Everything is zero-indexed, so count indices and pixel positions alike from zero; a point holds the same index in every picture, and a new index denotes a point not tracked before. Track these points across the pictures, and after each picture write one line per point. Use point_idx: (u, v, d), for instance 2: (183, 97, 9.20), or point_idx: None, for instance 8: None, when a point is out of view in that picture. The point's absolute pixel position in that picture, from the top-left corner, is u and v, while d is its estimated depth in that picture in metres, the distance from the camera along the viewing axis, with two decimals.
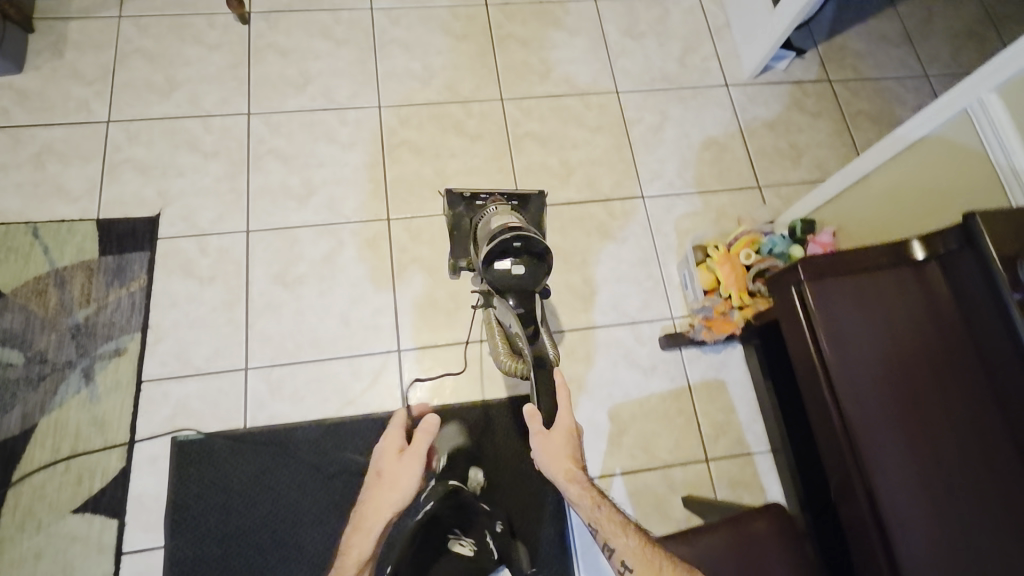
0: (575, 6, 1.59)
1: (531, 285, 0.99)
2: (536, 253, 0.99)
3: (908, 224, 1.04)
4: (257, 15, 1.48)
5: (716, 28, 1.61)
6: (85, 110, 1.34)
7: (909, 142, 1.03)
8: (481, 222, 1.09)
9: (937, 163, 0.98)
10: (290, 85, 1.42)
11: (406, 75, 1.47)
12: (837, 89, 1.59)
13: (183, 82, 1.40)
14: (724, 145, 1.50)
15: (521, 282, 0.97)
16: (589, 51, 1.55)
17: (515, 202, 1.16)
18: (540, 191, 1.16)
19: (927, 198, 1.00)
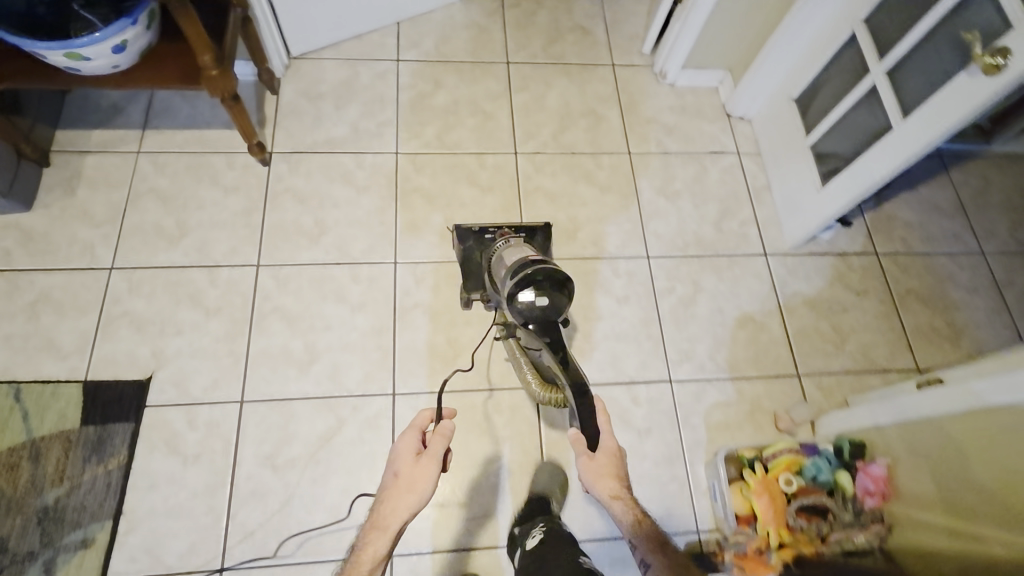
0: (607, 158, 1.55)
1: (558, 315, 1.02)
2: (556, 284, 1.02)
3: (973, 500, 0.89)
4: (280, 156, 1.44)
5: (755, 190, 1.55)
6: (89, 255, 1.29)
7: (982, 403, 0.89)
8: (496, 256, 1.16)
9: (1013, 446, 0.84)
10: (304, 235, 1.37)
11: (426, 228, 1.41)
12: (885, 264, 1.49)
13: (194, 228, 1.35)
14: (761, 323, 1.39)
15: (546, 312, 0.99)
16: (620, 210, 1.49)
17: (523, 234, 1.27)
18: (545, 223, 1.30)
19: (1000, 478, 0.85)
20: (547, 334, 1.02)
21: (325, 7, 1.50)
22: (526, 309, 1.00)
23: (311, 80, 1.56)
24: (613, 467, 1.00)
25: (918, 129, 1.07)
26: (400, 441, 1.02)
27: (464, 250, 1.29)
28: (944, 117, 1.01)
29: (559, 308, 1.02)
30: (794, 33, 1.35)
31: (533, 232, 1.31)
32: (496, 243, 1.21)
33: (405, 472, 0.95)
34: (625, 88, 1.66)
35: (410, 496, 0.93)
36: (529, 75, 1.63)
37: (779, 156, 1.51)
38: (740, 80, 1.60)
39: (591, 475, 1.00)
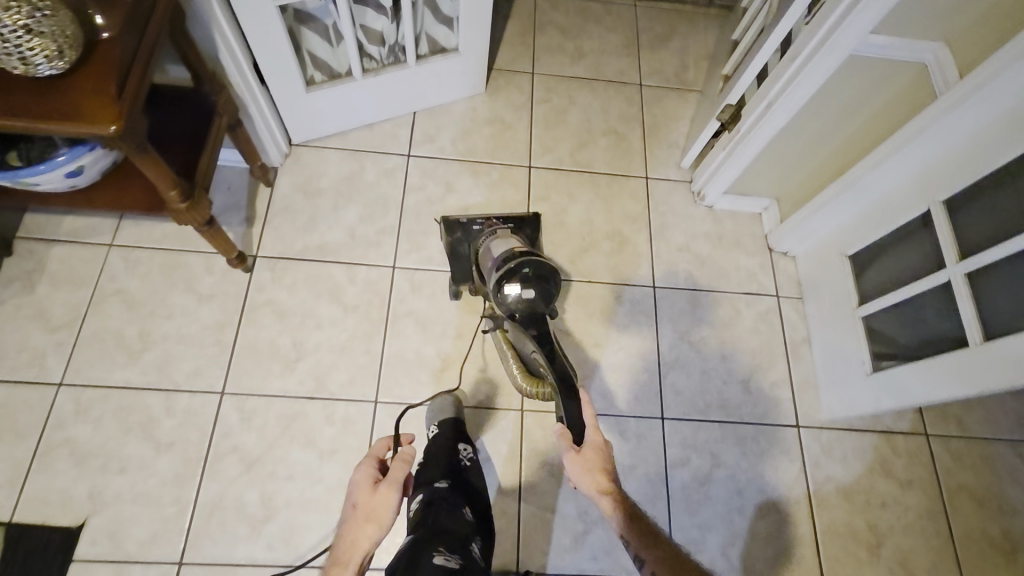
0: (628, 291, 1.38)
1: (545, 309, 1.00)
2: (542, 275, 0.99)
3: None
4: (265, 261, 1.31)
5: (793, 344, 1.36)
6: (38, 366, 1.16)
7: None
8: (483, 248, 1.13)
9: None
10: (279, 360, 1.22)
11: (416, 362, 1.26)
12: (934, 448, 1.29)
13: (158, 341, 1.21)
14: (786, 515, 1.21)
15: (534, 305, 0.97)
16: (637, 356, 1.32)
17: (513, 224, 1.21)
18: (537, 215, 1.19)
19: None
20: (535, 326, 1.01)
21: (332, 100, 1.36)
22: (511, 304, 0.98)
23: (311, 173, 1.42)
24: (601, 461, 0.92)
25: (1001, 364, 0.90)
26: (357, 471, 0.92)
27: (451, 243, 1.23)
28: None
29: (546, 302, 0.99)
30: (860, 191, 1.16)
31: (522, 222, 1.20)
32: (484, 236, 1.17)
33: (365, 503, 0.86)
34: (657, 206, 1.49)
35: (368, 526, 0.83)
36: (552, 184, 1.47)
37: (823, 311, 1.33)
38: (788, 215, 1.41)
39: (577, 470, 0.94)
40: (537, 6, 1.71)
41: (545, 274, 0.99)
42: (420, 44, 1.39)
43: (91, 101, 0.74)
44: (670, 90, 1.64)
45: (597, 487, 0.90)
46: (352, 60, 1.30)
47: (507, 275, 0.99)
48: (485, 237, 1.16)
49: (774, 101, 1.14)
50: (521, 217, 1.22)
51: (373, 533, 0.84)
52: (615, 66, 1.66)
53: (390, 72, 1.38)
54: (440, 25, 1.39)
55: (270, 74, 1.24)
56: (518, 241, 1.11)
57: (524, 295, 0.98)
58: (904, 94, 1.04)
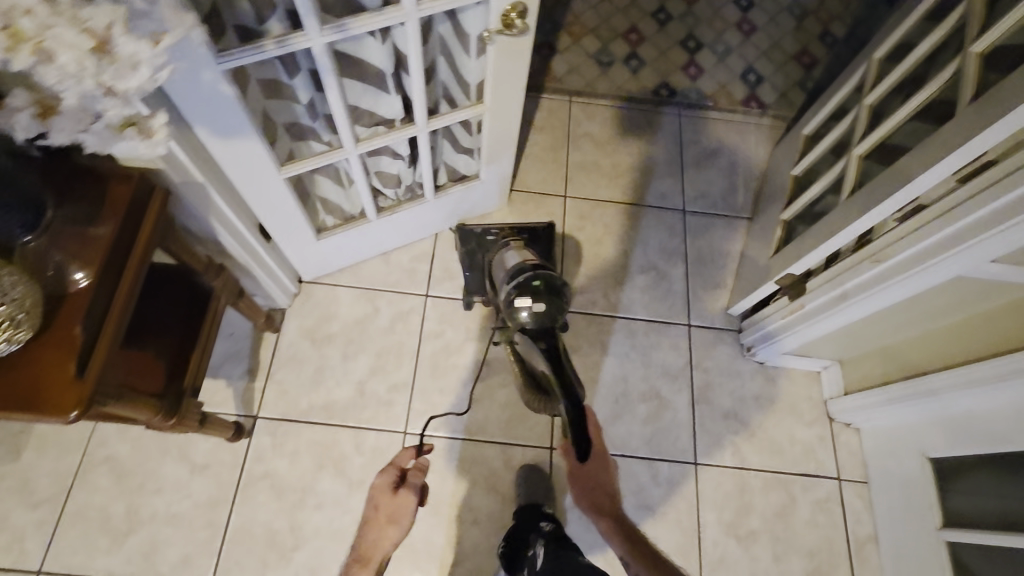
0: (666, 469, 1.22)
1: (556, 323, 0.98)
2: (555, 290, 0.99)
3: None
4: (265, 424, 1.20)
5: (857, 541, 1.18)
6: (16, 550, 1.07)
7: None
8: (500, 260, 1.14)
9: None
10: (276, 547, 1.11)
11: (426, 551, 1.14)
12: None
13: (145, 522, 1.11)
14: None
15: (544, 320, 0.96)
16: (674, 550, 1.17)
17: (526, 235, 1.24)
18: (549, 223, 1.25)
19: None
20: (545, 341, 0.97)
21: (343, 241, 1.25)
22: (521, 319, 0.97)
23: (321, 316, 1.30)
24: (599, 481, 0.96)
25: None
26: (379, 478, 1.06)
27: (463, 248, 1.28)
28: None
29: (556, 315, 0.98)
30: (954, 399, 0.98)
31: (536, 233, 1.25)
32: (499, 246, 1.21)
33: (384, 505, 1.00)
34: (701, 361, 1.32)
35: (390, 526, 0.98)
36: (584, 333, 1.33)
37: (894, 513, 1.15)
38: (854, 386, 1.23)
39: (580, 486, 0.98)
40: (574, 115, 1.55)
41: (554, 286, 0.99)
42: (438, 175, 1.27)
43: (46, 383, 0.62)
44: (719, 217, 1.47)
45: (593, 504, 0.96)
46: (366, 204, 1.19)
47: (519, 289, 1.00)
48: (498, 252, 1.19)
49: (850, 295, 0.97)
50: (534, 228, 1.26)
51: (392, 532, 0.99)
52: (658, 187, 1.50)
53: (406, 208, 1.26)
54: (461, 154, 1.24)
55: (275, 230, 1.12)
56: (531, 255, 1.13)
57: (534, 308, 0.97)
58: (1011, 313, 0.86)
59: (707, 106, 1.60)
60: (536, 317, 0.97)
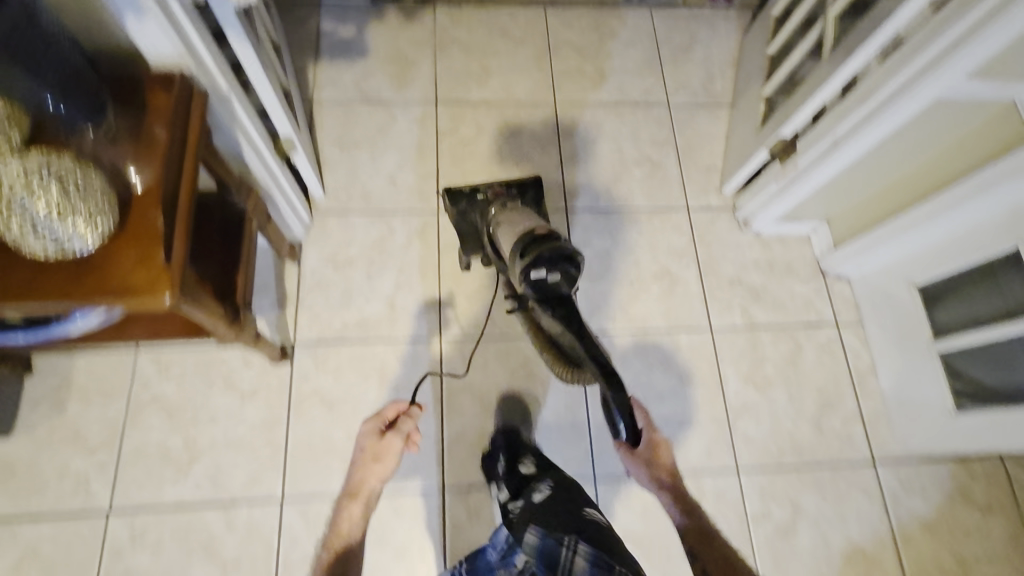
0: (686, 337, 1.32)
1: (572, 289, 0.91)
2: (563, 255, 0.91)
3: None
4: (304, 347, 1.23)
5: (859, 372, 1.31)
6: (83, 492, 1.09)
7: None
8: (496, 233, 1.08)
9: None
10: (335, 456, 1.16)
11: (480, 440, 1.20)
12: (1012, 469, 1.26)
13: (205, 450, 1.14)
14: (874, 558, 1.17)
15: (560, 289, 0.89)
16: (702, 406, 1.26)
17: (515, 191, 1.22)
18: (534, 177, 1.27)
19: None
20: (562, 309, 0.90)
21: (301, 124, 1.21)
22: (537, 291, 0.89)
23: (339, 241, 1.32)
24: (655, 458, 1.11)
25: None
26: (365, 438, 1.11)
27: (456, 214, 1.25)
28: None
29: (573, 281, 0.90)
30: (939, 224, 1.09)
31: (524, 187, 1.25)
32: (493, 218, 1.12)
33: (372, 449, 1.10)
34: (704, 239, 1.41)
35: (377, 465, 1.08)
36: (592, 227, 1.40)
37: (890, 341, 1.28)
38: (843, 240, 1.34)
39: (633, 467, 1.12)
40: (551, 25, 1.59)
41: (569, 253, 0.89)
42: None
43: (132, 270, 0.65)
44: (702, 106, 1.54)
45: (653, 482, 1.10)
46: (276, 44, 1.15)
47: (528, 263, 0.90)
48: (493, 216, 1.12)
49: (843, 139, 1.07)
50: (522, 182, 1.27)
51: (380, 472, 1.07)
52: (640, 85, 1.55)
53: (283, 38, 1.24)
54: None
55: (283, 129, 1.11)
56: (532, 223, 1.01)
57: (548, 279, 0.88)
58: (978, 134, 0.98)
59: (676, 2, 1.65)
60: (552, 288, 0.89)
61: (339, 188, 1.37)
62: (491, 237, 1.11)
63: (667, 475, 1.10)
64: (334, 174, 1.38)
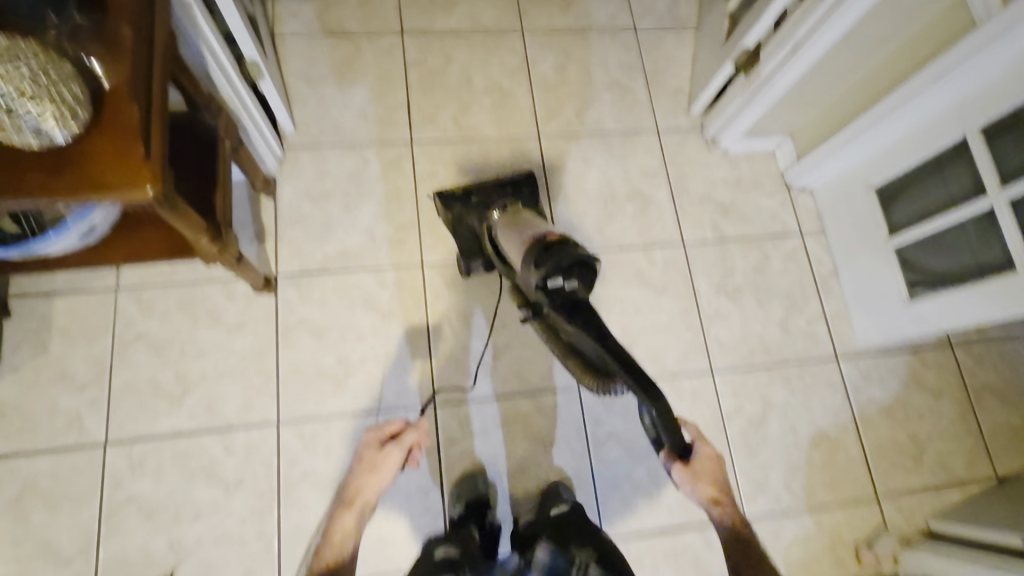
0: (660, 252, 1.36)
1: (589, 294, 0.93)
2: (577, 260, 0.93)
3: None
4: (287, 279, 1.24)
5: (822, 278, 1.39)
6: (77, 428, 1.10)
7: None
8: (503, 240, 1.08)
9: None
10: (327, 380, 1.19)
11: (467, 358, 1.24)
12: (960, 357, 1.37)
13: (197, 382, 1.15)
14: (836, 441, 1.28)
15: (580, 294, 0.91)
16: (678, 316, 1.32)
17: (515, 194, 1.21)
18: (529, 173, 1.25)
19: None
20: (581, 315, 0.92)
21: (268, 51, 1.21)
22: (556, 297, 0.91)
23: (314, 174, 1.32)
24: (709, 473, 1.10)
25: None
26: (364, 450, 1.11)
27: (453, 216, 1.24)
28: None
29: (589, 287, 0.92)
30: (893, 122, 1.15)
31: (521, 183, 1.25)
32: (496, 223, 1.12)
33: (369, 462, 1.09)
34: (674, 159, 1.45)
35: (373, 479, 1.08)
36: (566, 151, 1.42)
37: (850, 244, 1.35)
38: (805, 151, 1.39)
39: (686, 480, 1.10)
40: None
41: (583, 258, 0.91)
42: None
43: (112, 164, 0.66)
44: (667, 30, 1.56)
45: (706, 494, 1.09)
46: None
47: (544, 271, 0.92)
48: (496, 221, 1.12)
49: (804, 41, 1.12)
50: (517, 179, 1.25)
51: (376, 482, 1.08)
52: (606, 10, 1.56)
53: None
54: None
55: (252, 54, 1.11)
56: (539, 229, 1.02)
57: (566, 287, 0.91)
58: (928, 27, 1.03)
59: None
60: (570, 294, 0.91)
61: (309, 122, 1.36)
62: (497, 245, 1.11)
63: (721, 493, 1.11)
64: (303, 108, 1.36)
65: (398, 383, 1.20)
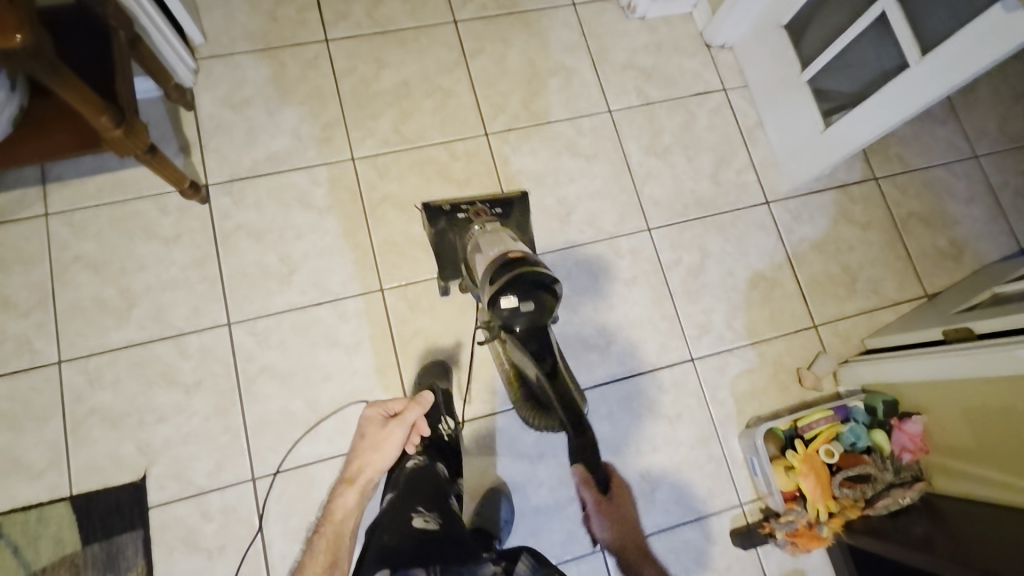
0: (588, 122, 1.38)
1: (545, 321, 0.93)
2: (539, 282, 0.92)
3: (989, 453, 0.97)
4: (218, 188, 1.24)
5: (747, 129, 1.42)
6: (28, 351, 1.11)
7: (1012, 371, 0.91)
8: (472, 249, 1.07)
9: (997, 398, 0.94)
10: (272, 278, 1.20)
11: (408, 244, 1.26)
12: (884, 189, 1.42)
13: (142, 295, 1.16)
14: (773, 280, 1.33)
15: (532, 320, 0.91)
16: (611, 180, 1.35)
17: (500, 213, 1.22)
18: (521, 193, 1.26)
19: (1004, 433, 0.93)
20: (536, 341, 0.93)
21: None
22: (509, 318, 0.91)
23: (230, 82, 1.30)
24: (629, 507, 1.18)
25: (977, 44, 0.93)
26: (369, 423, 1.07)
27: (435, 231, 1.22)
28: (934, 88, 1.01)
29: (545, 310, 0.92)
30: None
31: (509, 204, 1.25)
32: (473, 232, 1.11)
33: (370, 438, 1.05)
34: (593, 30, 1.45)
35: (376, 456, 1.03)
36: (483, 33, 1.40)
37: (769, 90, 1.38)
38: (718, 4, 1.41)
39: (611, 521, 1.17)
40: None
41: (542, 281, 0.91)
42: None
43: None
44: None
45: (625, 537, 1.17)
46: None
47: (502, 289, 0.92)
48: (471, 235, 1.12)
49: None
50: (507, 200, 1.26)
51: (376, 460, 1.03)
52: None
53: None
54: None
55: None
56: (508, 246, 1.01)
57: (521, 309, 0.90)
58: None
59: None
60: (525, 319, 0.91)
61: (218, 31, 1.32)
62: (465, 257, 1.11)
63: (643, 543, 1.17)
64: (209, 18, 1.33)
65: (344, 274, 1.22)
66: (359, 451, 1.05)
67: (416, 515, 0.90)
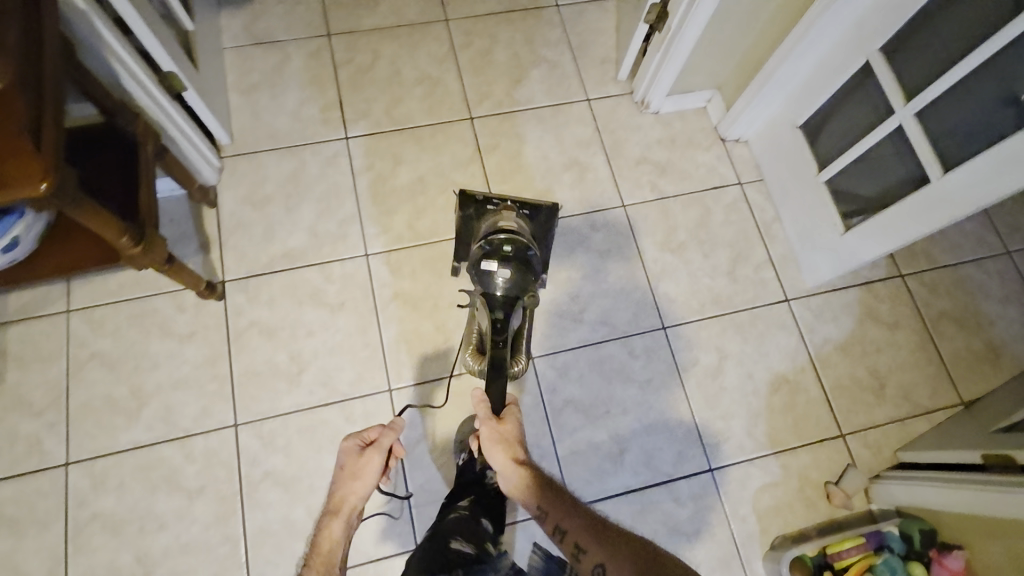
0: (601, 217, 1.38)
1: (523, 295, 0.97)
2: (525, 261, 0.97)
3: None
4: (234, 285, 1.26)
5: (765, 224, 1.40)
6: (37, 452, 1.11)
7: None
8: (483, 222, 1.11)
9: None
10: (281, 378, 1.20)
11: (418, 342, 1.25)
12: (912, 287, 1.37)
13: (152, 394, 1.17)
14: (795, 383, 1.27)
15: (507, 288, 0.95)
16: (625, 277, 1.34)
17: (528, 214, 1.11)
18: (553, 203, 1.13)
19: None
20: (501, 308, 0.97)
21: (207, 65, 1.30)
22: (489, 282, 0.96)
23: (251, 181, 1.34)
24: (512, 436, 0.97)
25: (1003, 172, 0.91)
26: (344, 453, 1.00)
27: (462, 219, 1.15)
28: (958, 205, 0.99)
29: (527, 287, 0.96)
30: (801, 59, 1.18)
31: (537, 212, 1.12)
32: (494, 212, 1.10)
33: (348, 466, 0.97)
34: (607, 126, 1.47)
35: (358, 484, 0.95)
36: (499, 130, 1.43)
37: (786, 186, 1.37)
38: (732, 102, 1.42)
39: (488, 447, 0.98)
40: None
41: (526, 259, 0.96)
42: None
43: None
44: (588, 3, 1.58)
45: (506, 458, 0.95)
46: None
47: (490, 251, 0.97)
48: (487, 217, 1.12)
49: None
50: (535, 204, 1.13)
51: (358, 488, 0.95)
52: None
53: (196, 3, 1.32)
54: None
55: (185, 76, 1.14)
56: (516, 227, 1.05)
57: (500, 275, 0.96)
58: None
59: None
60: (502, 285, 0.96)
61: (244, 132, 1.38)
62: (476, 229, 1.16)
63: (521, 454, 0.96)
64: (236, 119, 1.39)
65: (353, 374, 1.21)
66: (339, 481, 0.97)
67: (453, 540, 0.91)
